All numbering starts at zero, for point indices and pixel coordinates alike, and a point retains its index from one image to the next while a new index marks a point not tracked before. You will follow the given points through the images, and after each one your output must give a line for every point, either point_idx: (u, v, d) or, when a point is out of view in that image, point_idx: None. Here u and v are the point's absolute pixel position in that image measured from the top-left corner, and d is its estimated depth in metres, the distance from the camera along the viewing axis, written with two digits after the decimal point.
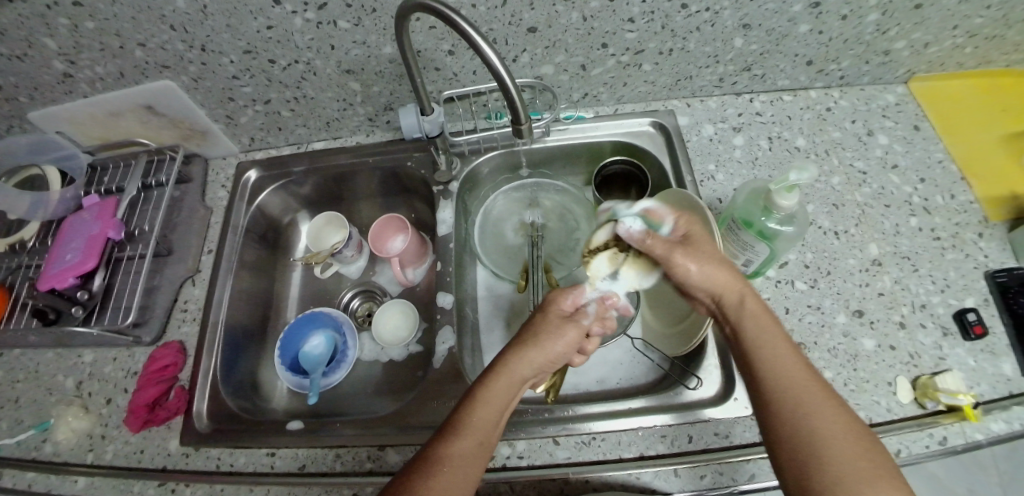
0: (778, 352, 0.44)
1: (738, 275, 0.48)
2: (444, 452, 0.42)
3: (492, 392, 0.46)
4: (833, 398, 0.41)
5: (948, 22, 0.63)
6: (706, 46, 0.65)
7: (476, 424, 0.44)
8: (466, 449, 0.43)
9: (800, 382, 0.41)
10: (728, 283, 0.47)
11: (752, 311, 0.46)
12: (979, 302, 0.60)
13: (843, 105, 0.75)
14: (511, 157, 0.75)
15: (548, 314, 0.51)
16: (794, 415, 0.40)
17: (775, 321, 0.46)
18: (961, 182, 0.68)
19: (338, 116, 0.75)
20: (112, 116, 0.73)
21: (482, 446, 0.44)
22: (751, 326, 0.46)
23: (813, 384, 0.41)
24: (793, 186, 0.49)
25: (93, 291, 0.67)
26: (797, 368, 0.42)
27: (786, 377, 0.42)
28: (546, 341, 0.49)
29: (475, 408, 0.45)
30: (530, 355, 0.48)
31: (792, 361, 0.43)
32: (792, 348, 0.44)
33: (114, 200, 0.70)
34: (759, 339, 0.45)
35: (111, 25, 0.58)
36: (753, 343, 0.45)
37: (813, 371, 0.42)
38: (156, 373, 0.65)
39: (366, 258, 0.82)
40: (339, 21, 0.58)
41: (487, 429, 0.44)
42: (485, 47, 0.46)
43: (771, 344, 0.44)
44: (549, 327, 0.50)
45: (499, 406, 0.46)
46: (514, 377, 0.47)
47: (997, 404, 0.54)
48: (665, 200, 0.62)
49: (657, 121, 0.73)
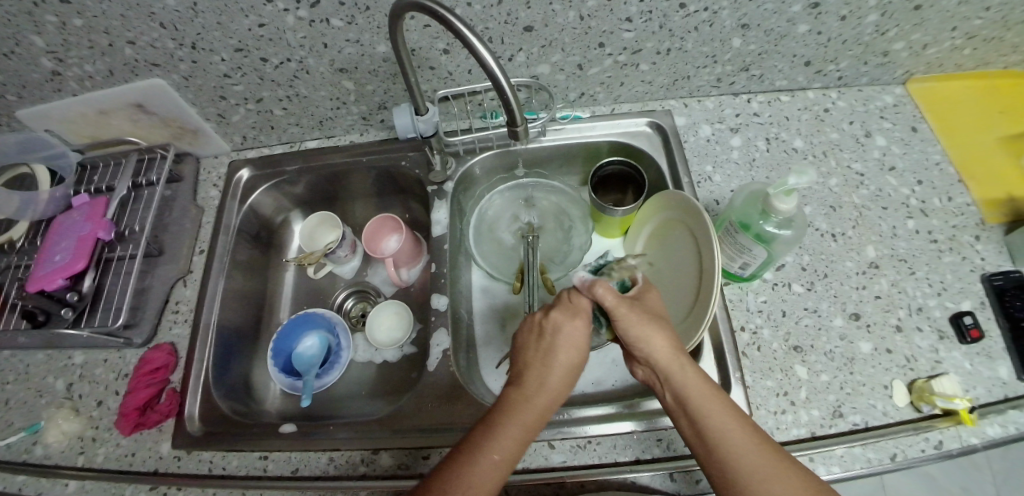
0: (725, 425, 0.42)
1: (677, 341, 0.47)
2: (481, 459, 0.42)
3: (523, 399, 0.46)
4: (780, 459, 0.41)
5: (947, 24, 0.63)
6: (704, 46, 0.64)
7: (508, 428, 0.44)
8: (497, 451, 0.43)
9: (751, 454, 0.41)
10: (668, 349, 0.46)
11: (693, 378, 0.45)
12: (976, 305, 0.60)
13: (841, 105, 0.74)
14: (506, 157, 0.74)
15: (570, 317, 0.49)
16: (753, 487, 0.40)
17: (714, 385, 0.46)
18: (959, 185, 0.68)
19: (332, 115, 0.74)
20: (102, 114, 0.72)
21: (513, 449, 0.44)
22: (694, 397, 0.44)
23: (763, 451, 0.41)
24: (791, 190, 0.49)
25: (83, 292, 0.66)
26: (745, 437, 0.42)
27: (737, 450, 0.41)
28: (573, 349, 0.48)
29: (507, 414, 0.45)
30: (557, 362, 0.47)
31: (738, 430, 0.42)
32: (735, 414, 0.44)
33: (104, 199, 0.69)
34: (704, 410, 0.43)
35: (100, 23, 0.57)
36: (700, 417, 0.43)
37: (757, 432, 0.43)
38: (147, 375, 0.64)
39: (360, 258, 0.81)
40: (332, 19, 0.57)
41: (519, 435, 0.44)
42: (480, 47, 0.45)
43: (717, 414, 0.43)
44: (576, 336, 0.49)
45: (530, 412, 0.45)
46: (544, 383, 0.47)
47: (993, 407, 0.54)
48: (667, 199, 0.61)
49: (654, 121, 0.73)
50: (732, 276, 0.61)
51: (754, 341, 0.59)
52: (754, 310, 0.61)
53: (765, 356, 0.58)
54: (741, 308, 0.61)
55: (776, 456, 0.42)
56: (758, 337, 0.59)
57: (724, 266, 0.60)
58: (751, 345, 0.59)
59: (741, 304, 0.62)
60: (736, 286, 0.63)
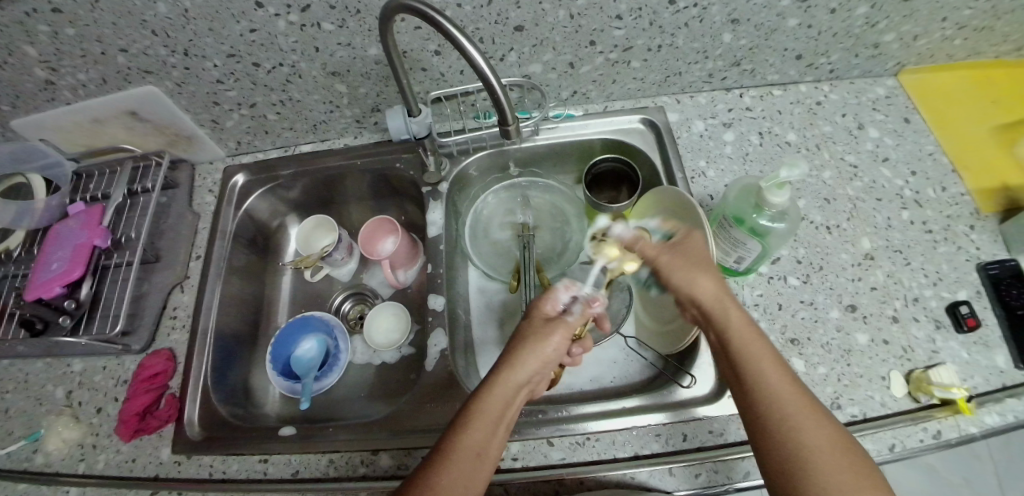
0: (767, 370, 0.43)
1: (725, 287, 0.48)
2: (442, 460, 0.42)
3: (484, 404, 0.45)
4: (817, 412, 0.41)
5: (937, 14, 0.63)
6: (695, 42, 0.64)
7: (471, 435, 0.43)
8: (463, 461, 0.42)
9: (789, 400, 0.42)
10: (713, 295, 0.48)
11: (740, 323, 0.46)
12: (972, 294, 0.60)
13: (833, 98, 0.75)
14: (500, 157, 0.74)
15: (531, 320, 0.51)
16: (781, 429, 0.41)
17: (759, 333, 0.46)
18: (952, 175, 0.68)
19: (326, 118, 0.74)
20: (96, 122, 0.72)
21: (479, 456, 0.43)
22: (738, 341, 0.45)
23: (801, 399, 0.42)
24: (783, 183, 0.49)
25: (81, 300, 0.66)
26: (785, 383, 0.43)
27: (777, 395, 0.42)
28: (535, 343, 0.48)
29: (468, 422, 0.44)
30: (523, 360, 0.48)
31: (779, 377, 0.43)
32: (776, 361, 0.44)
33: (100, 207, 0.69)
34: (747, 354, 0.44)
35: (92, 31, 0.57)
36: (743, 361, 0.44)
37: (798, 383, 0.43)
38: (146, 381, 0.65)
39: (357, 261, 0.81)
40: (323, 23, 0.57)
41: (485, 428, 0.44)
42: (470, 48, 0.45)
43: (757, 361, 0.44)
44: (538, 329, 0.50)
45: (496, 404, 0.45)
46: (510, 384, 0.46)
47: (991, 396, 0.54)
48: (659, 197, 0.62)
49: (647, 118, 0.73)
50: (728, 271, 0.61)
51: None
52: (750, 304, 0.61)
53: None
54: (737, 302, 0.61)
55: (813, 409, 0.41)
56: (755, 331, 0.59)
57: (720, 261, 0.60)
58: None
59: (737, 297, 0.62)
60: (733, 281, 0.63)
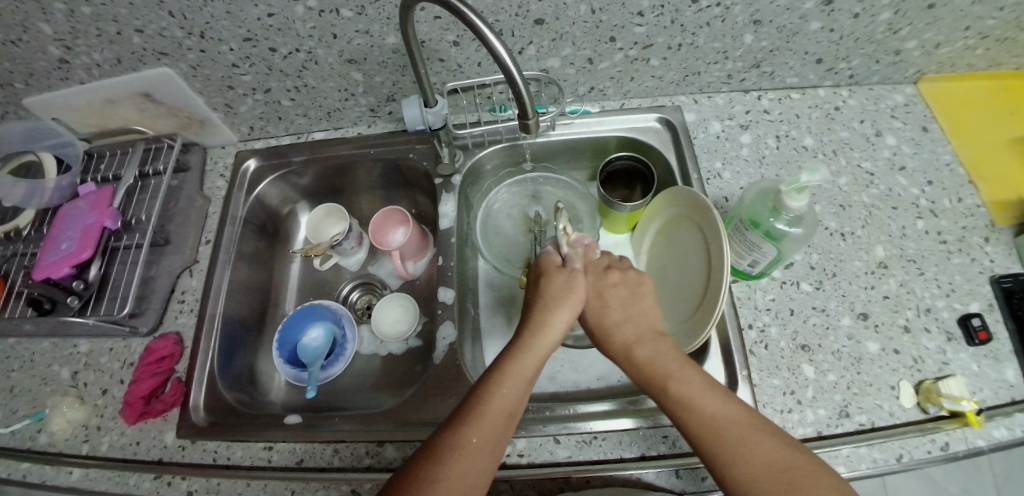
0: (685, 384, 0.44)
1: (637, 315, 0.51)
2: (453, 453, 0.41)
3: (497, 399, 0.44)
4: (738, 415, 0.42)
5: (960, 23, 0.62)
6: (716, 42, 0.64)
7: (482, 430, 0.42)
8: (473, 458, 0.41)
9: (702, 398, 0.43)
10: (609, 317, 0.51)
11: (655, 345, 0.47)
12: (984, 307, 0.60)
13: (852, 104, 0.74)
14: (515, 151, 0.74)
15: (548, 276, 0.54)
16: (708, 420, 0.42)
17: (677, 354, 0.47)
18: (968, 186, 0.67)
19: (339, 106, 0.74)
20: (108, 103, 0.72)
21: (491, 452, 0.42)
22: (642, 355, 0.47)
23: (716, 404, 0.42)
24: (803, 188, 0.49)
25: (89, 281, 0.66)
26: (693, 388, 0.44)
27: (689, 398, 0.43)
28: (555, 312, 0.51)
29: (478, 419, 0.43)
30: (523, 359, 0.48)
31: (693, 386, 0.44)
32: (681, 362, 0.46)
33: (111, 188, 0.69)
34: (648, 362, 0.47)
35: (109, 11, 0.57)
36: (660, 378, 0.45)
37: (705, 381, 0.44)
38: (152, 365, 0.64)
39: (366, 250, 0.81)
40: (342, 10, 0.56)
41: (497, 423, 0.43)
42: (492, 39, 0.45)
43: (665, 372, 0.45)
44: (556, 287, 0.53)
45: (509, 398, 0.45)
46: (520, 379, 0.46)
47: (1000, 410, 0.54)
48: (689, 197, 0.59)
49: (664, 117, 0.72)
50: (741, 273, 0.61)
51: (762, 339, 0.59)
52: (761, 308, 0.61)
53: (772, 355, 0.58)
54: (748, 305, 0.61)
55: (738, 419, 0.41)
56: (765, 335, 0.59)
57: (733, 264, 0.60)
58: (758, 344, 0.59)
59: (749, 301, 0.61)
60: (744, 284, 0.62)
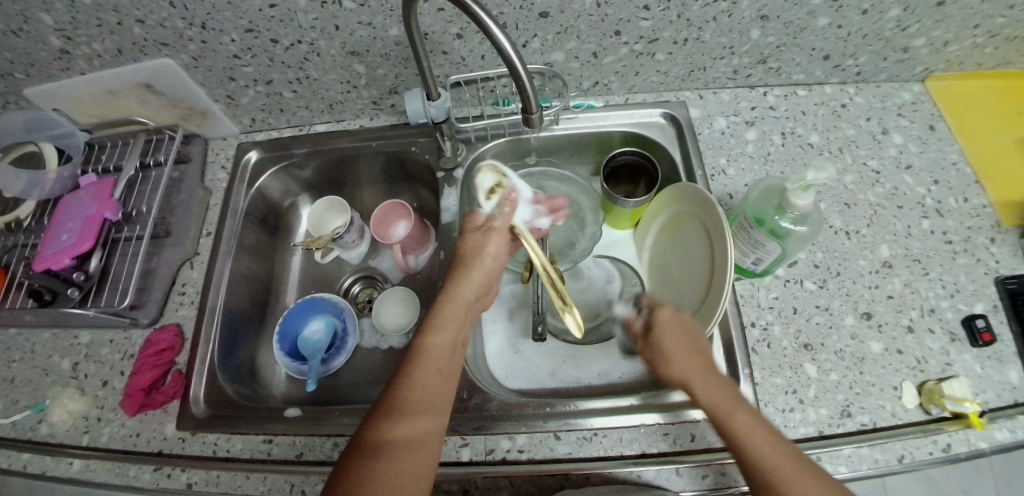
0: (765, 449, 0.42)
1: (706, 352, 0.49)
2: (379, 450, 0.42)
3: (416, 385, 0.46)
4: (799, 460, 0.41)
5: (970, 21, 0.62)
6: (722, 37, 0.63)
7: (406, 421, 0.44)
8: (400, 452, 0.42)
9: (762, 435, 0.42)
10: (681, 368, 0.48)
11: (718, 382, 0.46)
12: (989, 308, 0.59)
13: (858, 101, 0.73)
14: (518, 145, 0.73)
15: (467, 237, 0.56)
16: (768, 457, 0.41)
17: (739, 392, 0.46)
18: (975, 186, 0.66)
19: (342, 98, 0.73)
20: (110, 93, 0.71)
21: (421, 440, 0.44)
22: (716, 412, 0.45)
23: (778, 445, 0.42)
24: (809, 186, 0.48)
25: (89, 272, 0.65)
26: (773, 455, 0.41)
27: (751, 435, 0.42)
28: (465, 276, 0.53)
29: (399, 413, 0.44)
30: (437, 336, 0.49)
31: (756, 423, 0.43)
32: (757, 423, 0.43)
33: (112, 180, 0.69)
34: (723, 420, 0.44)
35: (109, 0, 0.57)
36: (723, 413, 0.44)
37: (783, 445, 0.42)
38: (152, 357, 0.64)
39: (367, 244, 0.80)
40: (344, 1, 0.56)
41: (422, 411, 0.45)
42: (497, 32, 0.44)
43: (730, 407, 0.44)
44: (470, 248, 0.55)
45: (429, 381, 0.47)
46: (435, 358, 0.48)
47: (1003, 412, 0.53)
48: (699, 198, 0.57)
49: (669, 112, 0.72)
50: (745, 272, 0.61)
51: (764, 337, 0.59)
52: (765, 306, 0.60)
53: (775, 354, 0.57)
54: (751, 303, 0.61)
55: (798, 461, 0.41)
56: (768, 334, 0.58)
57: (737, 261, 0.59)
58: (760, 342, 0.58)
59: (752, 299, 0.61)
60: (748, 282, 0.62)
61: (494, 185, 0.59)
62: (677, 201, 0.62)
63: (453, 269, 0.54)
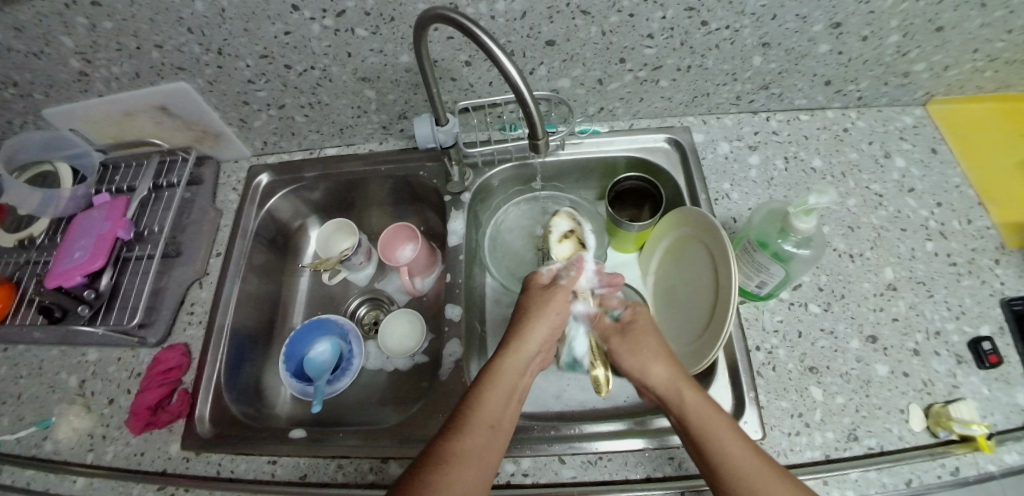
0: (741, 457, 0.43)
1: (678, 370, 0.51)
2: (446, 461, 0.43)
3: (489, 402, 0.48)
4: (778, 476, 0.42)
5: (968, 47, 0.63)
6: (725, 64, 0.64)
7: (472, 433, 0.45)
8: (465, 463, 0.43)
9: (735, 448, 0.44)
10: (668, 379, 0.50)
11: (693, 399, 0.48)
12: (995, 330, 0.59)
13: (860, 126, 0.74)
14: (524, 169, 0.74)
15: (531, 291, 0.59)
16: (738, 470, 0.43)
17: (717, 407, 0.48)
18: (978, 208, 0.67)
19: (352, 122, 0.74)
20: (125, 116, 0.73)
21: (484, 458, 0.44)
22: (697, 420, 0.46)
23: (752, 459, 0.43)
24: (811, 209, 0.49)
25: (100, 290, 0.66)
26: (749, 465, 0.43)
27: (725, 450, 0.44)
28: (537, 313, 0.56)
29: (468, 426, 0.46)
30: (507, 365, 0.51)
31: (731, 437, 0.44)
32: (736, 433, 0.45)
33: (125, 199, 0.70)
34: (705, 428, 0.46)
35: (130, 26, 0.58)
36: (699, 428, 0.46)
37: (763, 458, 0.43)
38: (160, 375, 0.65)
39: (374, 265, 0.81)
40: (357, 29, 0.57)
41: (488, 430, 0.46)
42: (505, 61, 0.46)
43: (703, 422, 0.46)
44: (538, 298, 0.57)
45: (500, 401, 0.48)
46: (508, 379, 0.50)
47: (1011, 435, 0.53)
48: (704, 223, 0.58)
49: (672, 137, 0.73)
50: (749, 294, 0.61)
51: (769, 360, 0.59)
52: (770, 329, 0.61)
53: (781, 377, 0.58)
54: (756, 326, 0.61)
55: (775, 477, 0.42)
56: (773, 357, 0.58)
57: (741, 284, 0.60)
58: (766, 365, 0.58)
59: (757, 322, 0.61)
60: (753, 305, 0.62)
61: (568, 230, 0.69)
62: (682, 224, 0.63)
63: (519, 314, 0.57)
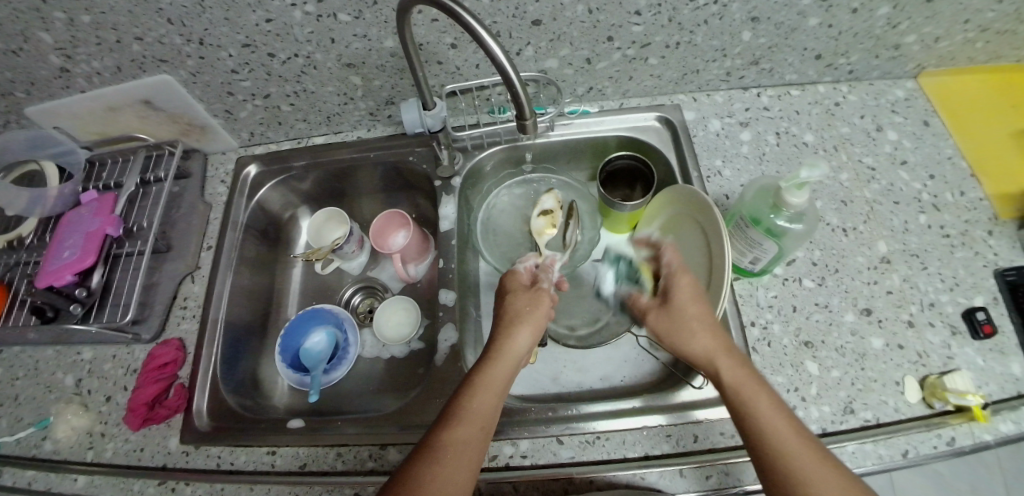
0: (780, 429, 0.43)
1: (718, 336, 0.49)
2: (434, 458, 0.42)
3: (478, 401, 0.46)
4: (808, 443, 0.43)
5: (959, 17, 0.62)
6: (714, 39, 0.64)
7: (461, 431, 0.44)
8: (454, 461, 0.42)
9: (773, 416, 0.44)
10: (707, 349, 0.49)
11: (732, 363, 0.47)
12: (989, 300, 0.59)
13: (852, 100, 0.74)
14: (514, 152, 0.74)
15: (515, 291, 0.57)
16: (777, 435, 0.43)
17: (751, 371, 0.47)
18: (970, 179, 0.67)
19: (339, 110, 0.74)
20: (109, 111, 0.72)
21: (473, 455, 0.44)
22: (734, 387, 0.46)
23: (786, 427, 0.43)
24: (803, 183, 0.49)
25: (91, 288, 0.66)
26: (784, 430, 0.43)
27: (763, 420, 0.44)
28: (528, 313, 0.54)
29: (457, 424, 0.45)
30: (497, 367, 0.49)
31: (767, 404, 0.44)
32: (770, 398, 0.45)
33: (113, 196, 0.69)
34: (743, 396, 0.45)
35: (108, 19, 0.57)
36: (738, 396, 0.45)
37: (794, 424, 0.44)
38: (156, 370, 0.65)
39: (367, 254, 0.81)
40: (340, 14, 0.56)
41: (478, 429, 0.45)
42: (489, 41, 0.45)
43: (746, 389, 0.46)
44: (524, 300, 0.56)
45: (490, 402, 0.47)
46: (498, 380, 0.49)
47: (1007, 404, 0.53)
48: (701, 204, 0.57)
49: (663, 116, 0.72)
50: (743, 271, 0.61)
51: (765, 336, 0.59)
52: (764, 305, 0.61)
53: (775, 352, 0.58)
54: (751, 303, 0.61)
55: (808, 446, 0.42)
56: (768, 333, 0.59)
57: (735, 261, 0.60)
58: (761, 341, 0.58)
59: (751, 299, 0.61)
60: (747, 281, 0.62)
61: (551, 208, 0.69)
62: (678, 201, 0.61)
63: (507, 317, 0.54)
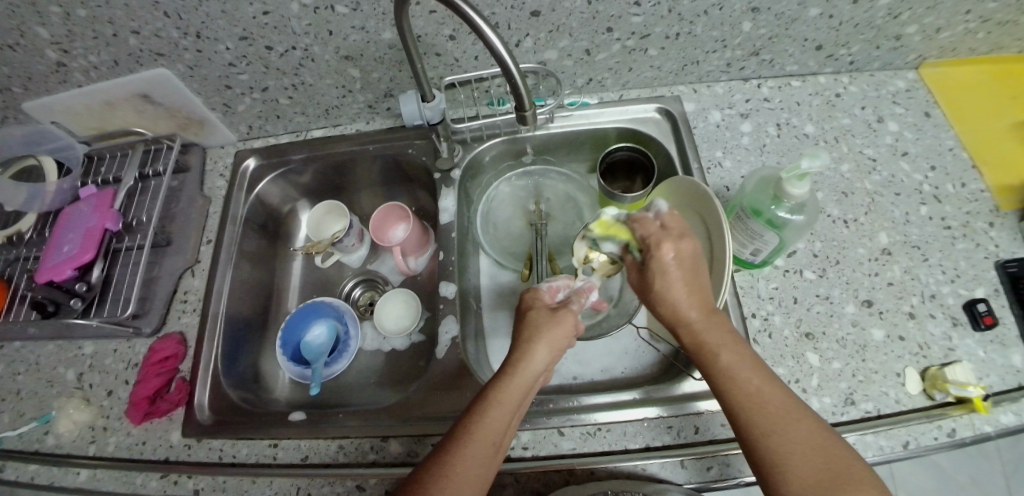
0: (747, 383, 0.42)
1: (694, 286, 0.46)
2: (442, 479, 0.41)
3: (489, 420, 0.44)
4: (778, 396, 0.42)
5: (961, 7, 0.62)
6: (714, 30, 0.63)
7: (470, 451, 0.42)
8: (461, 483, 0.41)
9: (742, 371, 0.43)
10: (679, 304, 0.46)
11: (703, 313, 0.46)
12: (990, 292, 0.59)
13: (852, 90, 0.73)
14: (514, 145, 0.74)
15: (537, 309, 0.52)
16: (746, 390, 0.42)
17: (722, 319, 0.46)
18: (972, 171, 0.67)
19: (338, 103, 0.73)
20: (107, 105, 0.72)
21: (480, 477, 0.42)
22: (703, 339, 0.45)
23: (755, 381, 0.42)
24: (804, 174, 0.48)
25: (91, 283, 0.66)
26: (751, 383, 0.42)
27: (732, 371, 0.43)
28: (547, 330, 0.49)
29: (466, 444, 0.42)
30: (510, 385, 0.46)
31: (737, 357, 0.43)
32: (738, 349, 0.44)
33: (112, 191, 0.69)
34: (711, 347, 0.44)
35: (105, 12, 0.57)
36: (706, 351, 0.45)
37: (764, 377, 0.43)
38: (156, 365, 0.64)
39: (367, 247, 0.81)
40: (338, 6, 0.56)
41: (488, 451, 0.43)
42: (488, 31, 0.44)
43: (714, 342, 0.44)
44: (546, 319, 0.50)
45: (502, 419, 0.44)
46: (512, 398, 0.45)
47: (1008, 395, 0.53)
48: (703, 198, 0.56)
49: (663, 107, 0.72)
50: (743, 263, 0.61)
51: (765, 327, 0.59)
52: (765, 297, 0.61)
53: (776, 344, 0.58)
54: (752, 294, 0.61)
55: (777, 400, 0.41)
56: (769, 324, 0.58)
57: (735, 253, 0.59)
58: (761, 333, 0.58)
59: (751, 290, 0.61)
60: (747, 273, 0.62)
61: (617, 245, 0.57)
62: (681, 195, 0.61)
63: (524, 332, 0.50)
